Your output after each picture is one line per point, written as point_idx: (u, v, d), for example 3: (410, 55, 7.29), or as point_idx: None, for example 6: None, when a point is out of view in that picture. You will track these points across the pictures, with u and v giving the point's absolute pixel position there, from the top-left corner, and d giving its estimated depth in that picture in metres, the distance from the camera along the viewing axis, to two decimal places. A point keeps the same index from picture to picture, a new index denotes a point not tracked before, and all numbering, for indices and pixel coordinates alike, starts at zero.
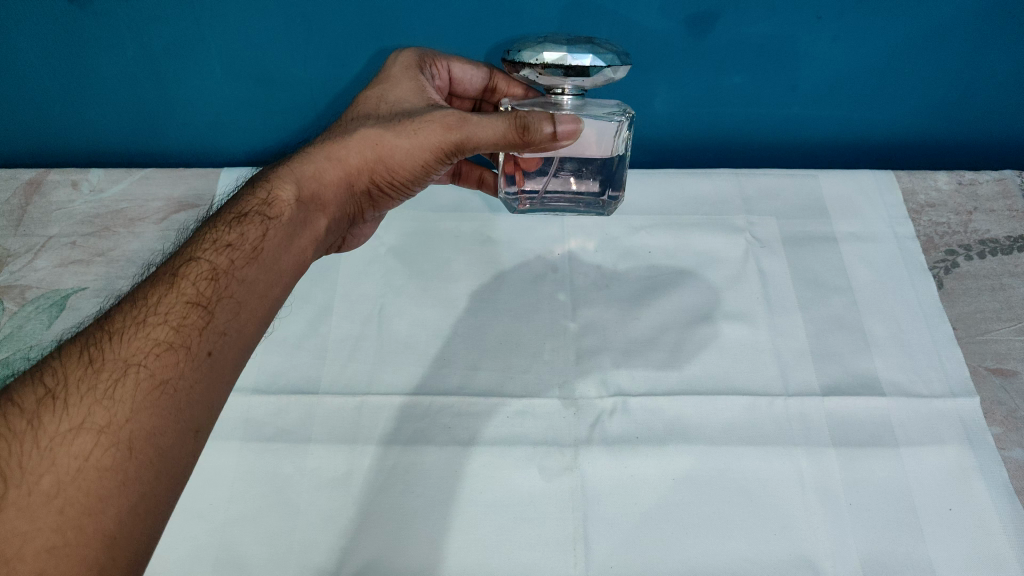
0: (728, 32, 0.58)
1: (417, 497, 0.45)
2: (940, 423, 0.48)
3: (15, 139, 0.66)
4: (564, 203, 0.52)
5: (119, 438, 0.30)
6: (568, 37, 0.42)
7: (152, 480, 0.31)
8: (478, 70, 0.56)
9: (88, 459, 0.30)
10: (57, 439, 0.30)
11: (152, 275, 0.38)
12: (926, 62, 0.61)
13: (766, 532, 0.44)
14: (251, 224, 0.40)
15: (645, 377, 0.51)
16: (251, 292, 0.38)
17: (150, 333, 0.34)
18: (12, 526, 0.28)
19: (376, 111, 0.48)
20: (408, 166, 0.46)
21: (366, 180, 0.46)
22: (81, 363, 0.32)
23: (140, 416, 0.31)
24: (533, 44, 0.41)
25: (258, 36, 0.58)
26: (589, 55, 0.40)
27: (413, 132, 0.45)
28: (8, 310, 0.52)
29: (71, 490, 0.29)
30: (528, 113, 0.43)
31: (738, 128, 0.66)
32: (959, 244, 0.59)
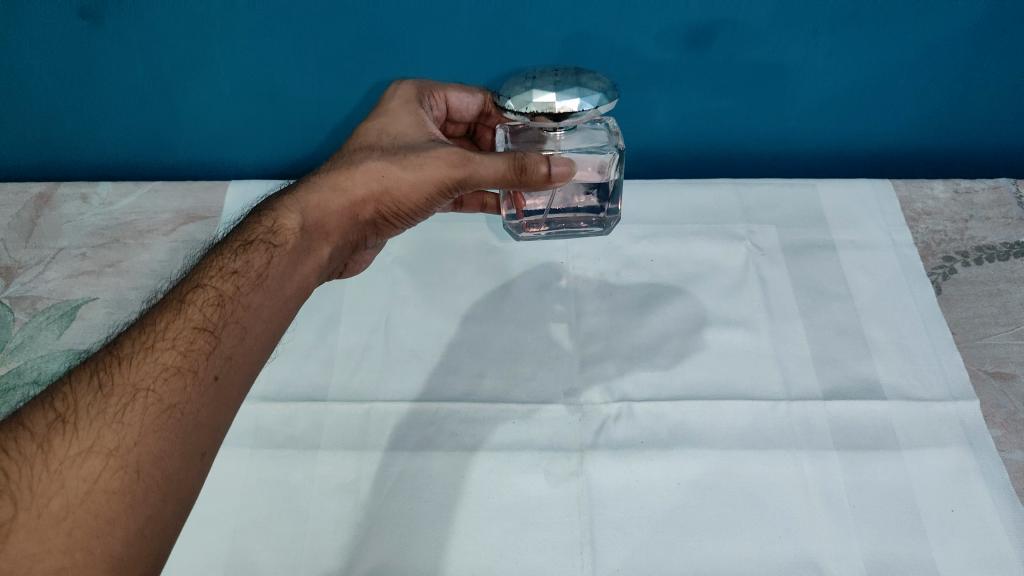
0: (728, 47, 0.59)
1: (425, 503, 0.45)
2: (941, 426, 0.49)
3: (26, 154, 0.67)
4: (564, 224, 0.54)
5: (126, 462, 0.31)
6: (557, 74, 0.42)
7: (159, 503, 0.31)
8: (473, 96, 0.56)
9: (96, 482, 0.30)
10: (66, 462, 0.31)
11: (162, 302, 0.38)
12: (921, 74, 0.62)
13: (771, 534, 0.44)
14: (256, 253, 0.41)
15: (649, 383, 0.52)
16: (256, 320, 0.39)
17: (158, 358, 0.35)
18: (20, 548, 0.28)
19: (377, 143, 0.48)
20: (409, 198, 0.47)
21: (370, 211, 0.47)
22: (91, 388, 0.33)
23: (148, 439, 0.32)
24: (521, 89, 0.42)
25: (265, 54, 0.59)
26: (576, 99, 0.41)
27: (417, 167, 0.46)
28: (20, 320, 0.53)
29: (80, 513, 0.30)
30: (526, 154, 0.44)
31: (736, 139, 0.67)
32: (956, 251, 0.60)
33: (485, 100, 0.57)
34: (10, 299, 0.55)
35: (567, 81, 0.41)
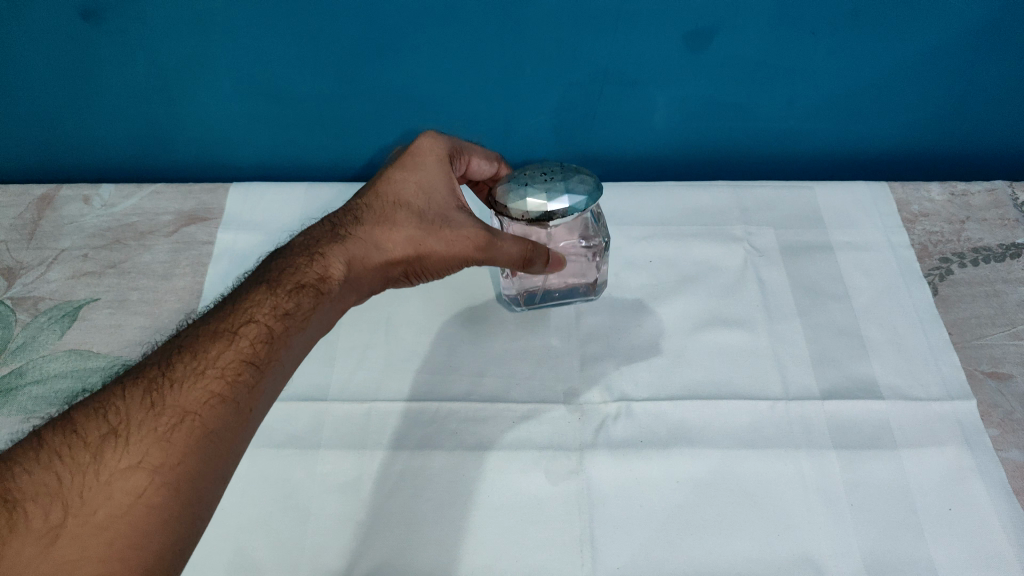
0: (725, 47, 0.59)
1: (426, 501, 0.45)
2: (938, 425, 0.49)
3: (29, 154, 0.68)
4: (557, 286, 0.56)
5: (167, 481, 0.35)
6: (546, 180, 0.47)
7: (189, 521, 0.35)
8: (494, 164, 0.56)
9: (139, 496, 0.34)
10: (114, 474, 0.34)
11: (211, 326, 0.41)
12: (918, 76, 0.62)
13: (770, 532, 0.44)
14: (305, 298, 0.44)
15: (648, 383, 0.52)
16: (290, 363, 0.42)
17: (206, 385, 0.38)
18: (64, 553, 0.32)
19: (417, 197, 0.50)
20: (438, 265, 0.50)
21: (401, 269, 0.50)
22: (143, 406, 0.37)
23: (188, 461, 0.36)
24: (516, 195, 0.47)
25: (267, 55, 0.59)
26: (563, 202, 0.46)
27: (451, 242, 0.48)
28: (22, 321, 0.54)
29: (121, 524, 0.33)
30: (536, 248, 0.48)
31: (735, 140, 0.68)
32: (952, 252, 0.61)
33: (500, 170, 0.57)
34: (12, 299, 0.55)
35: (555, 186, 0.47)
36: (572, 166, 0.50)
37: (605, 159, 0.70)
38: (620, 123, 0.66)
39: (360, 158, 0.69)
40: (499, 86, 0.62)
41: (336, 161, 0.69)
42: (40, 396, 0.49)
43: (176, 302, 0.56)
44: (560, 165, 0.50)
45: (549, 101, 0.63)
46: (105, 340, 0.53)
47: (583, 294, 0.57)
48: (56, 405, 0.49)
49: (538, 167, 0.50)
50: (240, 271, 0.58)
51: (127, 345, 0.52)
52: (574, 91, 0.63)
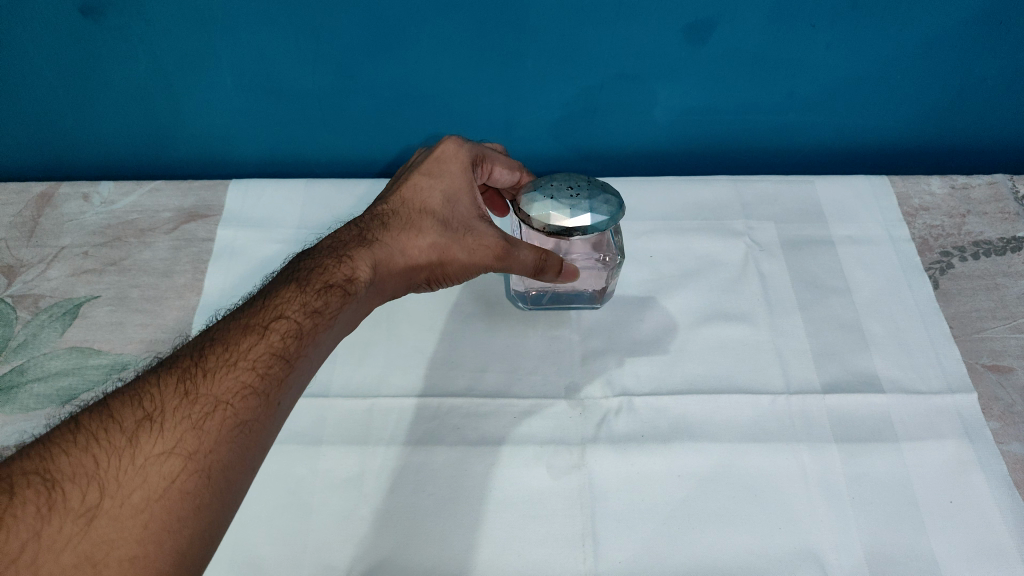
0: (725, 40, 0.59)
1: (428, 496, 0.46)
2: (939, 418, 0.49)
3: (29, 151, 0.67)
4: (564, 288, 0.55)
5: (201, 466, 0.35)
6: (571, 194, 0.47)
7: (220, 508, 0.35)
8: (515, 173, 0.56)
9: (174, 481, 0.34)
10: (150, 458, 0.34)
11: (242, 321, 0.41)
12: (919, 68, 0.62)
13: (772, 526, 0.44)
14: (332, 298, 0.44)
15: (649, 377, 0.52)
16: (316, 363, 0.42)
17: (238, 376, 0.38)
18: (101, 533, 0.32)
19: (442, 206, 0.51)
20: (456, 271, 0.51)
21: (421, 275, 0.50)
22: (178, 394, 0.37)
23: (221, 449, 0.36)
24: (541, 204, 0.47)
25: (266, 50, 0.59)
26: (586, 219, 0.46)
27: (471, 248, 0.49)
28: (22, 319, 0.54)
29: (156, 507, 0.33)
30: (550, 256, 0.49)
31: (736, 134, 0.68)
32: (953, 246, 0.61)
33: (520, 180, 0.57)
34: (12, 297, 0.55)
35: (579, 203, 0.47)
36: (599, 182, 0.50)
37: (605, 153, 0.69)
38: (620, 117, 0.66)
39: (360, 152, 0.69)
40: (500, 80, 0.62)
41: (336, 156, 0.69)
42: (41, 394, 0.49)
43: (176, 299, 0.56)
44: (590, 178, 0.50)
45: (549, 95, 0.63)
46: (106, 338, 0.53)
47: (590, 300, 0.56)
48: (58, 403, 0.49)
49: (565, 178, 0.50)
50: (240, 269, 0.58)
51: (128, 343, 0.52)
52: (575, 84, 0.62)
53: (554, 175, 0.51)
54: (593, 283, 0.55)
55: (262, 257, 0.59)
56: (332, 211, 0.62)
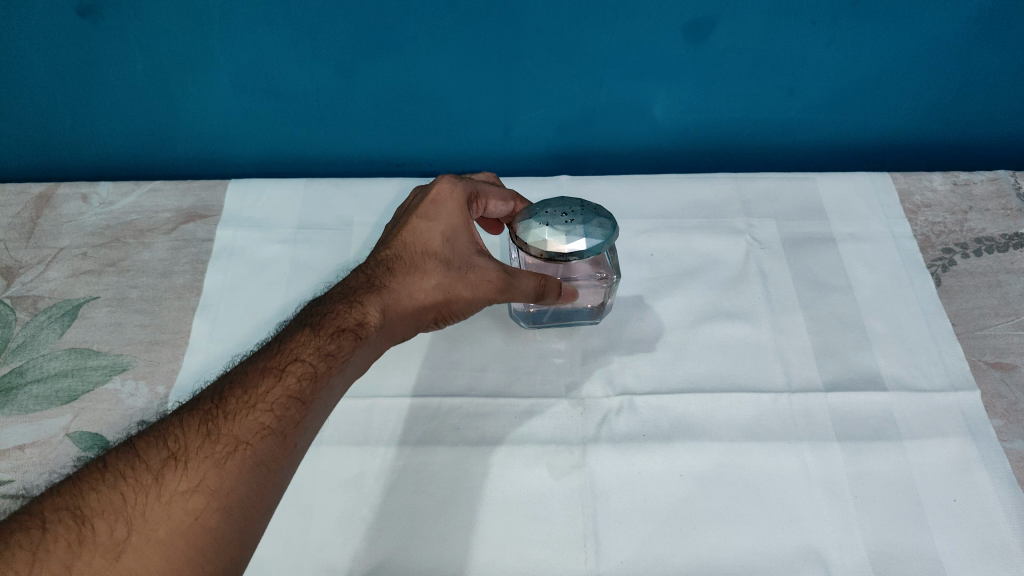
0: (725, 39, 0.59)
1: (429, 497, 0.45)
2: (942, 416, 0.49)
3: (28, 152, 0.67)
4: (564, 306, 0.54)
5: (222, 504, 0.36)
6: (566, 219, 0.47)
7: (241, 544, 0.36)
8: (510, 203, 0.54)
9: (197, 518, 0.35)
10: (174, 496, 0.35)
11: (259, 364, 0.41)
12: (919, 65, 0.62)
13: (774, 525, 0.44)
14: (344, 343, 0.43)
15: (650, 376, 0.52)
16: (333, 403, 0.42)
17: (257, 417, 0.39)
18: (128, 568, 0.33)
19: (443, 245, 0.49)
20: (464, 309, 0.50)
21: (429, 316, 0.49)
22: (200, 434, 0.38)
23: (241, 487, 0.37)
24: (535, 232, 0.47)
25: (264, 50, 0.59)
26: (580, 243, 0.46)
27: (477, 283, 0.49)
28: (22, 319, 0.54)
29: (180, 544, 0.34)
30: (551, 280, 0.49)
31: (736, 131, 0.68)
32: (955, 243, 0.60)
33: (516, 208, 0.55)
34: (11, 299, 0.55)
35: (574, 228, 0.46)
36: (593, 205, 0.49)
37: (604, 151, 0.69)
38: (620, 115, 0.65)
39: (357, 153, 0.68)
40: (500, 79, 0.62)
41: (333, 155, 0.69)
42: (40, 395, 0.49)
43: (176, 300, 0.55)
44: (582, 202, 0.49)
45: (547, 95, 0.63)
46: (105, 340, 0.53)
47: (588, 315, 0.55)
48: (57, 404, 0.49)
49: (559, 202, 0.49)
50: (238, 269, 0.57)
51: (128, 344, 0.52)
52: (573, 84, 0.62)
53: (549, 200, 0.50)
54: (592, 294, 0.54)
55: (261, 258, 0.58)
56: (332, 211, 0.62)
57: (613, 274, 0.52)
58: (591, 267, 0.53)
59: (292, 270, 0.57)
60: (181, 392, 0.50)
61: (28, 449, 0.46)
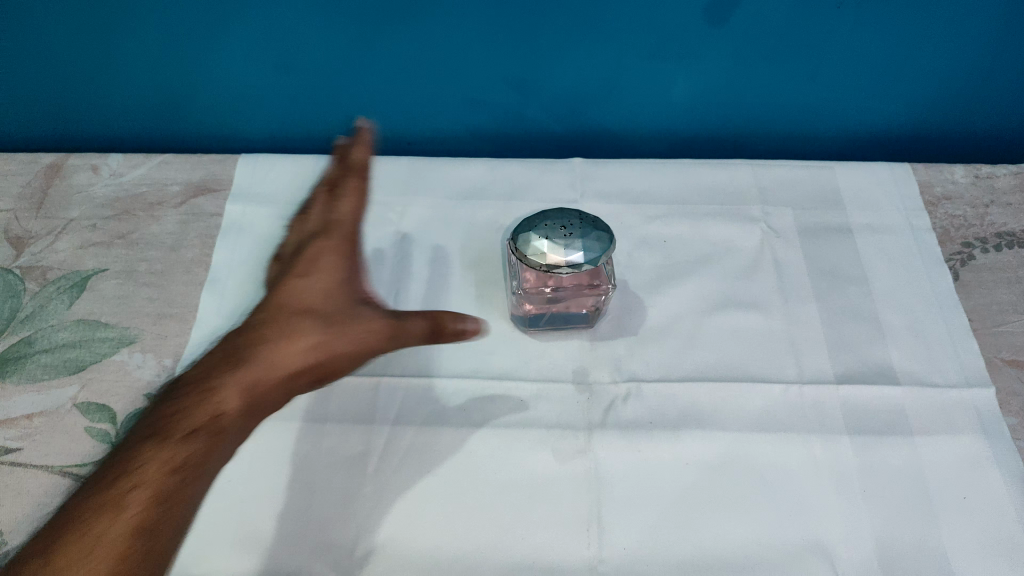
0: (747, 20, 0.58)
1: (432, 479, 0.45)
2: (956, 412, 0.48)
3: (40, 123, 0.67)
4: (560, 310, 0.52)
5: (147, 558, 0.39)
6: (565, 233, 0.46)
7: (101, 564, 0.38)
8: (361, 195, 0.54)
9: (122, 562, 0.38)
10: (109, 534, 0.38)
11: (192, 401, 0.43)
12: (945, 51, 0.61)
13: (781, 517, 0.44)
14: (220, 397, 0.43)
15: (660, 364, 0.51)
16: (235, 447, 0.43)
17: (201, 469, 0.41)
18: None
19: (317, 301, 0.49)
20: (348, 365, 0.48)
21: (317, 376, 0.47)
22: (157, 469, 0.40)
23: (167, 552, 0.40)
24: (534, 245, 0.46)
25: (278, 23, 0.58)
26: (578, 256, 0.45)
27: (349, 334, 0.47)
28: (31, 289, 0.53)
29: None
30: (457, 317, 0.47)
31: (755, 117, 0.66)
32: (975, 237, 0.59)
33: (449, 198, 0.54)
34: (20, 268, 0.55)
35: (573, 241, 0.46)
36: (591, 217, 0.49)
37: (619, 134, 0.68)
38: (637, 97, 0.64)
39: None
40: (516, 57, 0.61)
41: (346, 132, 0.68)
42: (50, 364, 0.49)
43: (184, 274, 0.55)
44: (580, 215, 0.49)
45: (563, 75, 0.62)
46: (113, 312, 0.53)
47: (584, 321, 0.52)
48: (66, 374, 0.49)
49: (557, 214, 0.48)
50: (247, 245, 0.57)
51: (135, 317, 0.52)
52: (591, 64, 0.61)
53: (547, 212, 0.49)
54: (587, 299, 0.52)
55: (270, 234, 0.58)
56: None
57: (608, 284, 0.50)
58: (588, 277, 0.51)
59: None
60: (186, 365, 0.49)
61: (35, 418, 0.47)
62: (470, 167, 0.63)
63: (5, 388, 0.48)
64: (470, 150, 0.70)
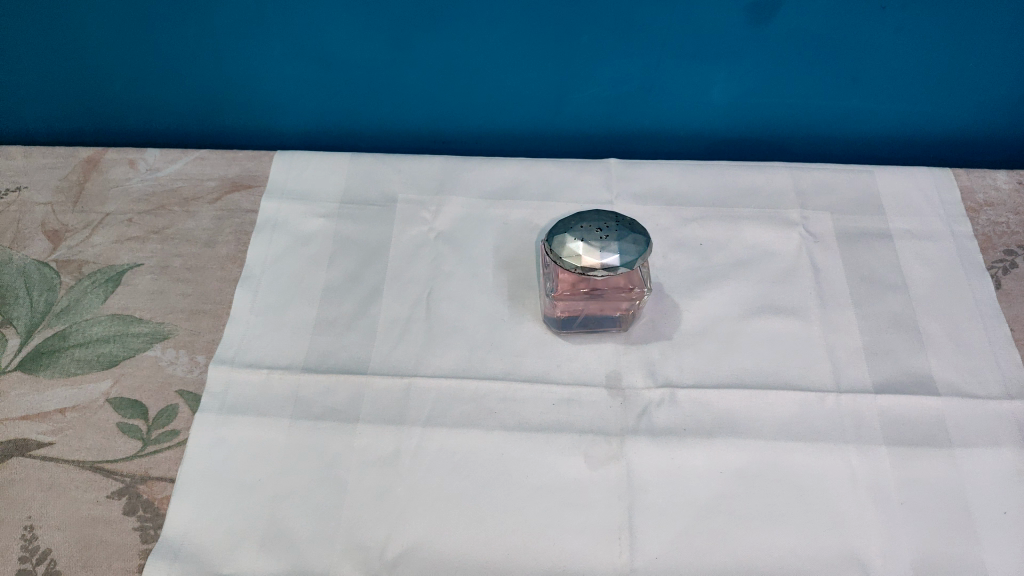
0: (789, 21, 0.57)
1: (464, 481, 0.45)
2: (997, 425, 0.47)
3: (78, 117, 0.68)
4: (592, 313, 0.51)
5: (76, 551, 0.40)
6: (601, 235, 0.46)
7: None
8: None
9: None
10: None
11: None
12: (991, 56, 0.59)
13: (815, 528, 0.43)
14: None
15: (694, 369, 0.50)
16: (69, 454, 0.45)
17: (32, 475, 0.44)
18: None
19: None
20: None
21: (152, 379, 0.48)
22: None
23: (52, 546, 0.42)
24: (569, 248, 0.45)
25: (316, 22, 0.58)
26: (614, 260, 0.45)
27: None
28: (67, 283, 0.54)
29: None
30: None
31: (793, 120, 0.65)
32: (1018, 245, 0.58)
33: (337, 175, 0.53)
34: (57, 262, 0.55)
35: (609, 243, 0.45)
36: (628, 219, 0.48)
37: (655, 134, 0.67)
38: (674, 99, 0.64)
39: (404, 127, 0.67)
40: (552, 58, 0.60)
41: (379, 129, 0.68)
42: (83, 359, 0.50)
43: (218, 271, 0.55)
44: (616, 216, 0.48)
45: (601, 75, 0.61)
46: (148, 307, 0.53)
47: (616, 325, 0.52)
48: (98, 369, 0.49)
49: (594, 216, 0.48)
50: (281, 241, 0.57)
51: (170, 312, 0.53)
52: (630, 64, 0.60)
53: (583, 212, 0.49)
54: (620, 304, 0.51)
55: (304, 231, 0.58)
56: (378, 185, 0.61)
57: (643, 287, 0.49)
58: (622, 280, 0.50)
59: (335, 245, 0.57)
60: (220, 361, 0.50)
61: (68, 413, 0.47)
62: (504, 167, 0.63)
63: (39, 382, 0.49)
64: (503, 149, 0.70)
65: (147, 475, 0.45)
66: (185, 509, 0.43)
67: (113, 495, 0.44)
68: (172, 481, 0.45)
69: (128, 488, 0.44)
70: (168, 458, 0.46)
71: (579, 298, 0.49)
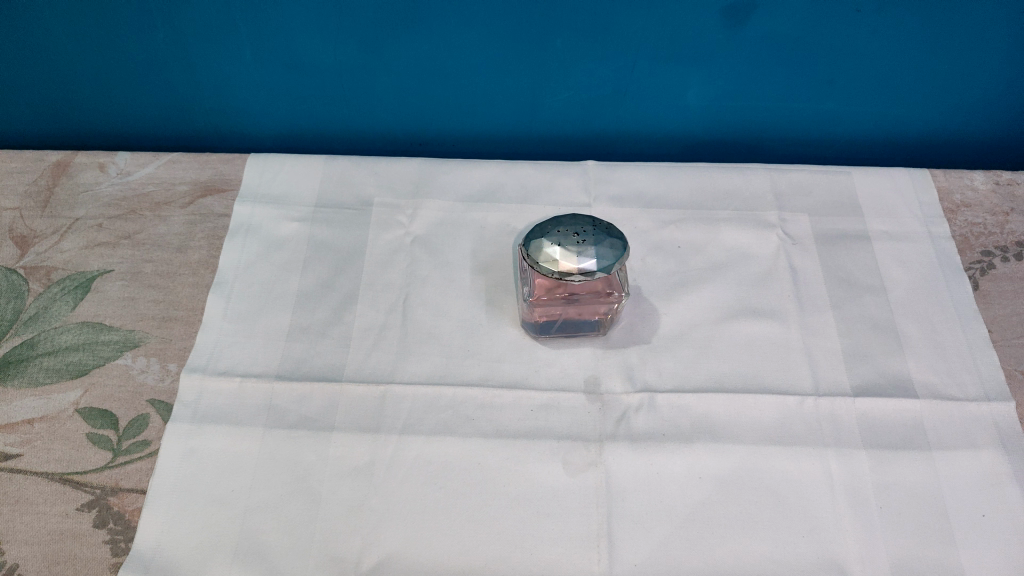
0: (765, 23, 0.57)
1: (440, 490, 0.44)
2: (974, 427, 0.47)
3: (47, 120, 0.67)
4: (570, 318, 0.51)
5: None
6: (578, 240, 0.45)
7: None
8: None
9: None
10: None
11: None
12: (965, 58, 0.60)
13: (794, 534, 0.43)
14: None
15: (672, 373, 0.50)
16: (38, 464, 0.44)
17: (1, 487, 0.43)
18: None
19: None
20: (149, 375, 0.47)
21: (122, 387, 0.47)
22: None
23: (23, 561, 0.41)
24: (546, 253, 0.45)
25: (288, 24, 0.57)
26: (590, 265, 0.44)
27: None
28: (34, 291, 0.53)
29: None
30: None
31: (770, 121, 0.65)
32: (995, 246, 0.58)
33: None
34: (25, 269, 0.54)
35: (585, 248, 0.45)
36: (605, 223, 0.48)
37: (633, 136, 0.67)
38: (651, 101, 0.63)
39: (380, 129, 0.67)
40: (528, 60, 0.60)
41: (355, 131, 0.67)
42: (51, 368, 0.49)
43: (190, 277, 0.54)
44: (593, 220, 0.48)
45: (578, 77, 0.61)
46: (118, 314, 0.52)
47: (594, 329, 0.51)
48: (68, 378, 0.48)
49: (571, 220, 0.47)
50: (254, 247, 0.56)
51: (140, 320, 0.52)
52: (606, 66, 0.60)
53: (560, 217, 0.48)
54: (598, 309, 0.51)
55: (278, 236, 0.57)
56: (353, 189, 0.60)
57: (621, 291, 0.49)
58: (600, 284, 0.49)
59: (309, 250, 0.56)
60: (192, 370, 0.49)
61: (36, 423, 0.46)
62: (482, 169, 0.62)
63: (5, 393, 0.48)
64: (481, 151, 0.69)
65: (117, 486, 0.44)
66: (156, 521, 0.42)
67: (82, 507, 0.43)
68: (143, 493, 0.44)
69: (98, 500, 0.43)
70: (138, 469, 0.45)
71: (557, 303, 0.49)
